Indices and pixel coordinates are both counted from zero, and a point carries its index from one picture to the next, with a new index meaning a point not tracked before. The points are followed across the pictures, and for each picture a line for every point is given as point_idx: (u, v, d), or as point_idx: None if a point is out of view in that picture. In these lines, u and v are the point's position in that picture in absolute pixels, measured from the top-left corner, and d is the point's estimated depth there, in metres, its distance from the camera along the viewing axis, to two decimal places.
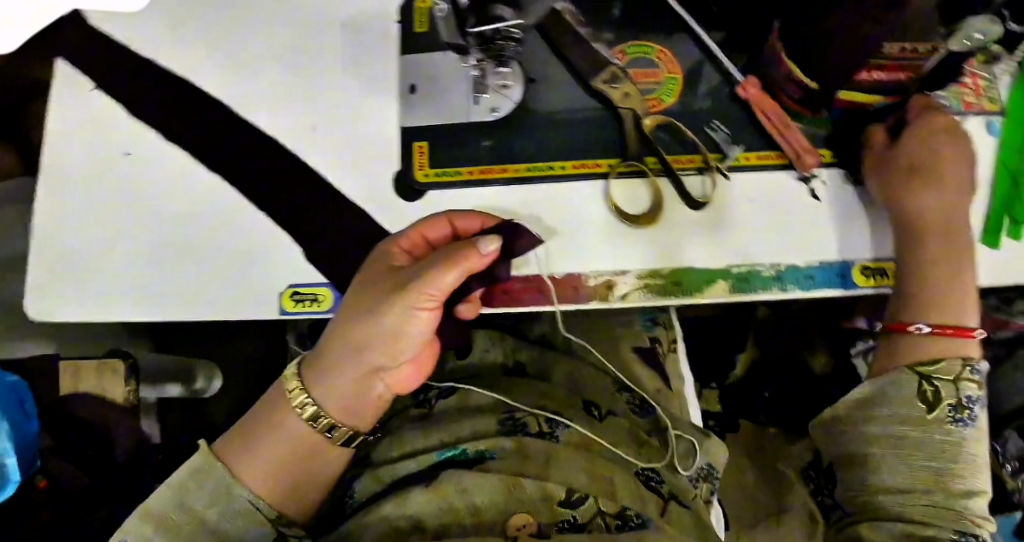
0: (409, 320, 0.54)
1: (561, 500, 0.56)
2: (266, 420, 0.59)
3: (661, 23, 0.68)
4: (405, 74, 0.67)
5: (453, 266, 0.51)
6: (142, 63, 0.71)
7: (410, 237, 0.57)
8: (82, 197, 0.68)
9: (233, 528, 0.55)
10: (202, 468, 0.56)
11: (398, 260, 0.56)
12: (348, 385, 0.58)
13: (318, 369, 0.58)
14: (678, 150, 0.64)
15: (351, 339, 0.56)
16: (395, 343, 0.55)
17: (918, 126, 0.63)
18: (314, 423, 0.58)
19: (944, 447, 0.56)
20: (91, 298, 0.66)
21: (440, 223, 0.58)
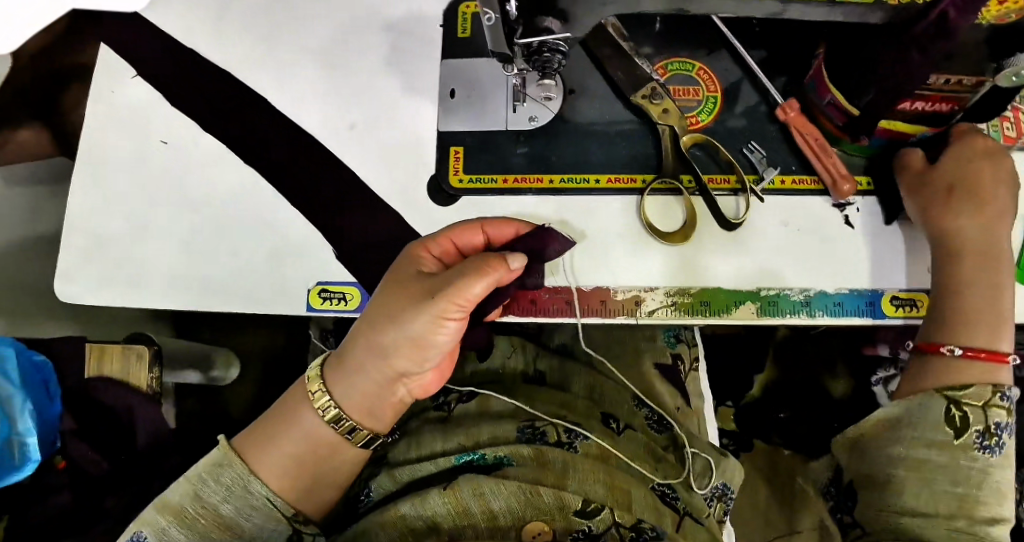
0: (434, 329, 0.53)
1: (577, 510, 0.56)
2: (288, 417, 0.59)
3: (701, 40, 0.68)
4: (445, 79, 0.68)
5: (482, 277, 0.51)
6: (186, 54, 0.72)
7: (441, 243, 0.57)
8: (117, 184, 0.69)
9: (250, 525, 0.55)
10: (220, 462, 0.55)
11: (427, 266, 0.56)
12: (368, 388, 0.57)
13: (341, 369, 0.58)
14: (712, 169, 0.65)
15: (375, 342, 0.55)
16: (418, 352, 0.55)
17: (959, 148, 0.62)
18: (338, 425, 0.58)
19: (971, 473, 0.56)
20: (120, 285, 0.66)
21: (473, 229, 0.58)
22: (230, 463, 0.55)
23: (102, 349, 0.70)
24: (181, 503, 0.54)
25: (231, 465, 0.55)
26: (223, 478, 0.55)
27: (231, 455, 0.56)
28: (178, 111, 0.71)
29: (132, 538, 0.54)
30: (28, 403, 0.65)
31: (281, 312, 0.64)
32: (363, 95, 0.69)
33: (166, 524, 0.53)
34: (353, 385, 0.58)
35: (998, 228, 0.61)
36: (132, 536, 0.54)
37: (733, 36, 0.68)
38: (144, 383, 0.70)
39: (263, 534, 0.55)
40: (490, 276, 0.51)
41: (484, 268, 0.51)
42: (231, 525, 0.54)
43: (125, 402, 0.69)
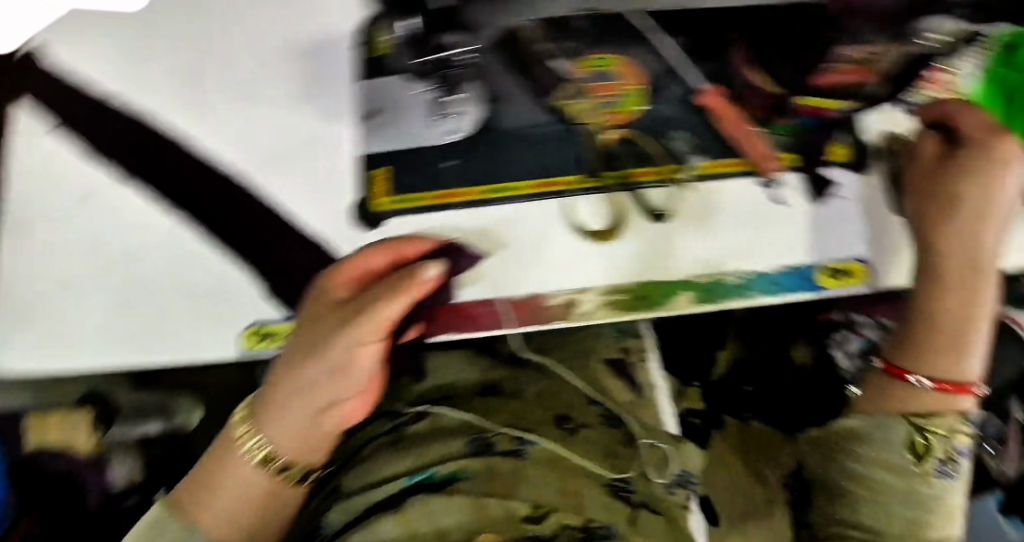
0: (357, 354, 0.54)
1: (526, 516, 0.55)
2: (218, 464, 0.56)
3: (619, 34, 0.67)
4: (361, 100, 0.67)
5: (401, 296, 0.54)
6: (92, 100, 0.70)
7: (350, 270, 0.57)
8: (33, 242, 0.67)
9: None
10: (157, 522, 0.54)
11: (339, 295, 0.57)
12: (299, 423, 0.55)
13: (267, 407, 0.56)
14: (639, 163, 0.64)
15: (299, 375, 0.55)
16: (344, 379, 0.54)
17: (969, 155, 0.60)
18: (269, 465, 0.55)
19: (926, 498, 0.55)
20: (46, 346, 0.65)
21: (379, 252, 0.58)
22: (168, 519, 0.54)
23: None
24: None
25: (169, 520, 0.54)
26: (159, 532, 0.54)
27: (168, 512, 0.55)
28: (88, 160, 0.68)
29: None
30: None
31: (220, 356, 0.64)
32: (282, 126, 0.68)
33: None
34: (283, 422, 0.55)
35: (981, 239, 0.59)
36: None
37: (649, 27, 0.67)
38: None
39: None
40: (408, 294, 0.54)
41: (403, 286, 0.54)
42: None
43: None
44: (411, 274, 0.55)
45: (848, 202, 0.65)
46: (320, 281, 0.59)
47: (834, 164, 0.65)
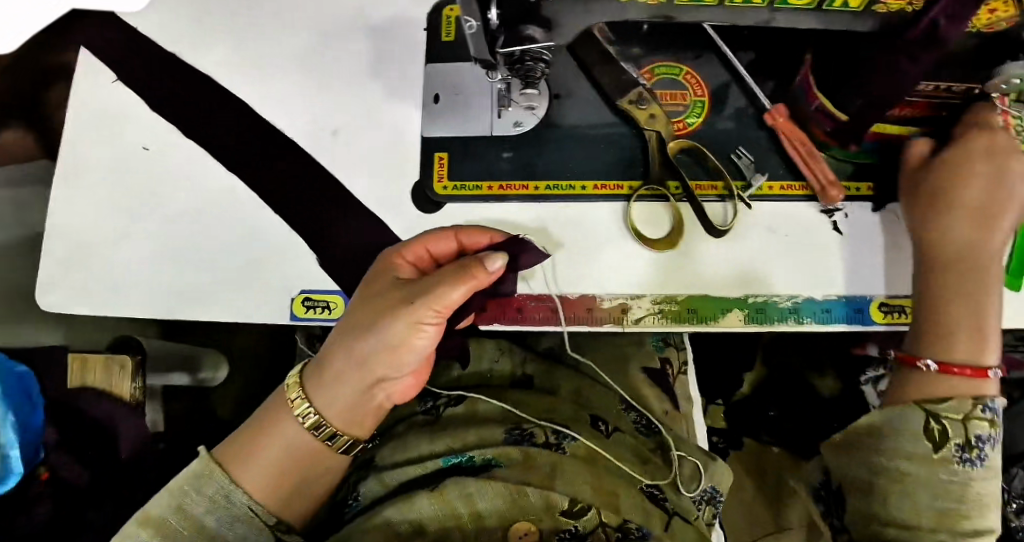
0: (411, 334, 0.53)
1: (564, 510, 0.57)
2: (269, 425, 0.58)
3: (688, 44, 0.67)
4: (429, 83, 0.67)
5: (462, 282, 0.52)
6: (165, 57, 0.71)
7: (414, 249, 0.57)
8: (98, 191, 0.68)
9: (233, 536, 0.54)
10: (201, 473, 0.55)
11: (402, 272, 0.57)
12: (347, 396, 0.57)
13: (319, 377, 0.57)
14: (701, 175, 0.64)
15: (354, 349, 0.55)
16: (396, 358, 0.55)
17: (950, 154, 0.60)
18: (317, 432, 0.58)
19: (951, 488, 0.53)
20: (101, 292, 0.66)
21: (445, 237, 0.58)
22: (212, 473, 0.55)
23: (84, 360, 0.70)
24: (162, 516, 0.53)
25: (213, 476, 0.55)
26: (206, 489, 0.54)
27: (212, 465, 0.55)
28: (159, 117, 0.69)
29: None
30: (10, 415, 0.64)
31: (266, 321, 0.64)
32: (345, 101, 0.68)
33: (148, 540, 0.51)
34: (335, 396, 0.57)
35: (987, 239, 0.58)
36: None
37: (720, 40, 0.67)
38: (126, 394, 0.71)
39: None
40: (468, 281, 0.52)
41: (462, 273, 0.52)
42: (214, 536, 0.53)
43: (108, 413, 0.70)
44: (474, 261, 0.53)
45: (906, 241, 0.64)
46: (383, 256, 0.59)
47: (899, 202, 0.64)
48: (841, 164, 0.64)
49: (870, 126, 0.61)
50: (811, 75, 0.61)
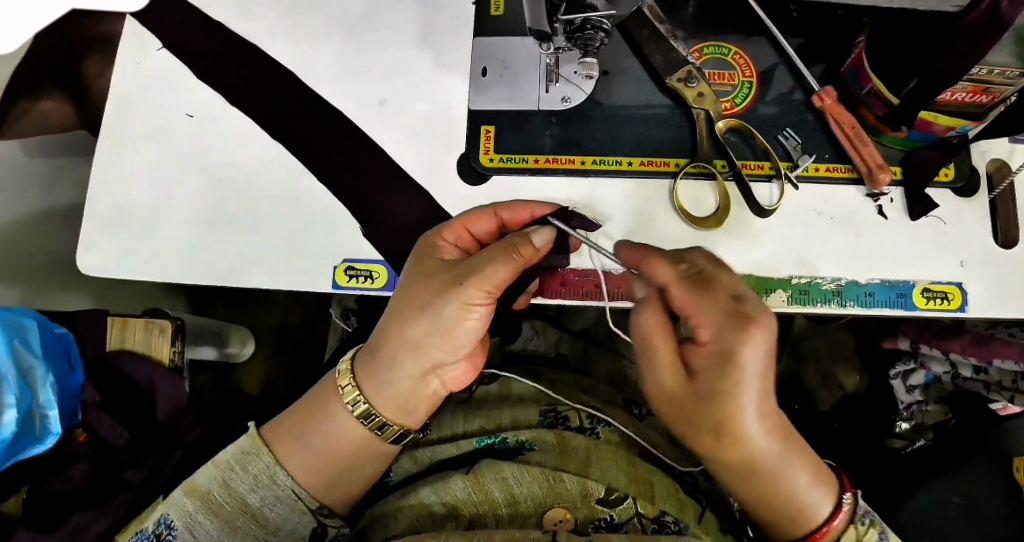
0: (462, 317, 0.54)
1: (600, 498, 0.55)
2: (318, 411, 0.58)
3: (738, 26, 0.68)
4: (478, 56, 0.68)
5: (509, 261, 0.52)
6: (211, 25, 0.71)
7: (455, 229, 0.57)
8: (141, 157, 0.68)
9: (275, 515, 0.55)
10: (249, 451, 0.55)
11: (447, 254, 0.56)
12: (402, 385, 0.56)
13: (369, 363, 0.57)
14: (747, 155, 0.65)
15: (407, 336, 0.55)
16: (450, 342, 0.55)
17: None
18: (366, 421, 0.57)
19: None
20: (139, 258, 0.66)
21: (486, 216, 0.58)
22: (258, 452, 0.55)
23: (124, 322, 0.68)
24: (208, 489, 0.54)
25: (259, 454, 0.55)
26: (252, 467, 0.55)
27: (259, 444, 0.56)
28: (204, 85, 0.69)
29: (159, 520, 0.54)
30: (49, 375, 0.64)
31: (307, 289, 0.64)
32: (394, 72, 0.69)
33: (193, 509, 0.54)
34: (387, 384, 0.56)
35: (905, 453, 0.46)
36: (159, 518, 0.54)
37: (771, 21, 0.67)
38: (165, 356, 0.68)
39: (288, 524, 0.55)
40: (516, 260, 0.52)
41: (509, 251, 0.52)
42: (257, 514, 0.54)
43: (146, 375, 0.67)
44: (520, 241, 0.53)
45: (951, 226, 0.64)
46: (423, 238, 0.58)
47: (938, 185, 0.65)
48: (888, 149, 0.65)
49: (921, 111, 0.57)
50: (864, 56, 0.60)
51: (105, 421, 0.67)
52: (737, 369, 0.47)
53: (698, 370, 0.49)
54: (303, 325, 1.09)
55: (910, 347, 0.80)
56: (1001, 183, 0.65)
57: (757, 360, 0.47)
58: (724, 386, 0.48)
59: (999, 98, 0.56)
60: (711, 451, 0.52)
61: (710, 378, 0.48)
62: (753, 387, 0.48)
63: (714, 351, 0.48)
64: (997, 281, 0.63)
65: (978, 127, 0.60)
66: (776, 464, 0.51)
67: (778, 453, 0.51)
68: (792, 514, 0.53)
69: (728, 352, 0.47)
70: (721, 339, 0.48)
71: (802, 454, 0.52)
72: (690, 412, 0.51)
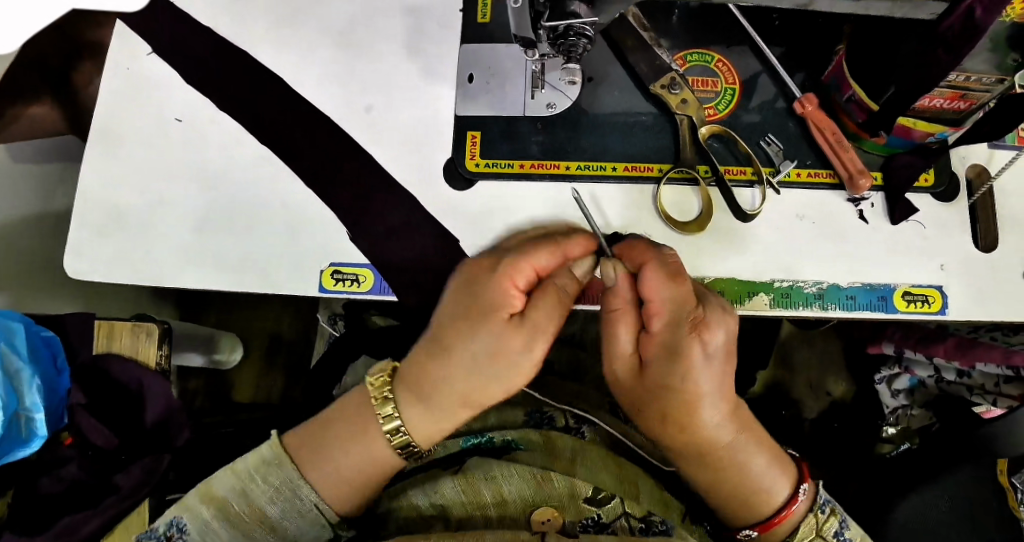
0: (519, 367, 0.53)
1: (587, 498, 0.55)
2: (347, 427, 0.57)
3: (722, 33, 0.69)
4: (464, 62, 0.69)
5: (564, 309, 0.52)
6: (200, 31, 0.72)
7: (525, 273, 0.52)
8: (131, 159, 0.68)
9: (294, 528, 0.56)
10: (271, 461, 0.55)
11: (512, 301, 0.52)
12: (446, 426, 0.57)
13: (415, 399, 0.55)
14: (729, 161, 0.65)
15: (454, 385, 0.54)
16: (495, 389, 0.54)
17: None
18: (392, 437, 0.56)
19: None
20: (127, 260, 0.66)
21: (550, 253, 0.53)
22: (281, 464, 0.56)
23: (110, 328, 0.68)
24: (226, 497, 0.55)
25: (281, 466, 0.55)
26: (272, 478, 0.55)
27: (282, 455, 0.56)
28: (193, 90, 0.70)
29: (172, 521, 0.55)
30: (36, 378, 0.64)
31: (294, 292, 0.64)
32: (382, 78, 0.70)
33: (210, 515, 0.55)
34: (426, 412, 0.56)
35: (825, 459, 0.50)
36: (171, 521, 0.55)
37: (753, 29, 0.68)
38: (152, 360, 0.68)
39: (306, 536, 0.56)
40: (567, 304, 0.52)
41: (560, 296, 0.52)
42: (276, 526, 0.55)
43: (134, 377, 0.67)
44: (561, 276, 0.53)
45: (932, 230, 0.65)
46: (475, 269, 0.54)
47: (919, 191, 0.65)
48: (869, 154, 0.65)
49: (900, 117, 0.59)
50: (845, 63, 0.62)
51: (96, 427, 0.66)
52: (685, 364, 0.49)
53: (652, 361, 0.51)
54: (294, 329, 1.10)
55: (895, 352, 0.81)
56: (980, 188, 0.66)
57: (706, 362, 0.50)
58: (675, 381, 0.50)
59: (978, 104, 0.57)
60: (674, 440, 0.54)
61: (662, 372, 0.50)
62: (707, 374, 0.50)
63: (665, 345, 0.50)
64: (977, 285, 0.63)
65: (957, 132, 0.62)
66: (731, 450, 0.54)
67: (733, 439, 0.53)
68: (750, 496, 0.55)
69: (677, 348, 0.50)
70: (671, 333, 0.50)
71: (756, 440, 0.54)
72: (652, 398, 0.52)
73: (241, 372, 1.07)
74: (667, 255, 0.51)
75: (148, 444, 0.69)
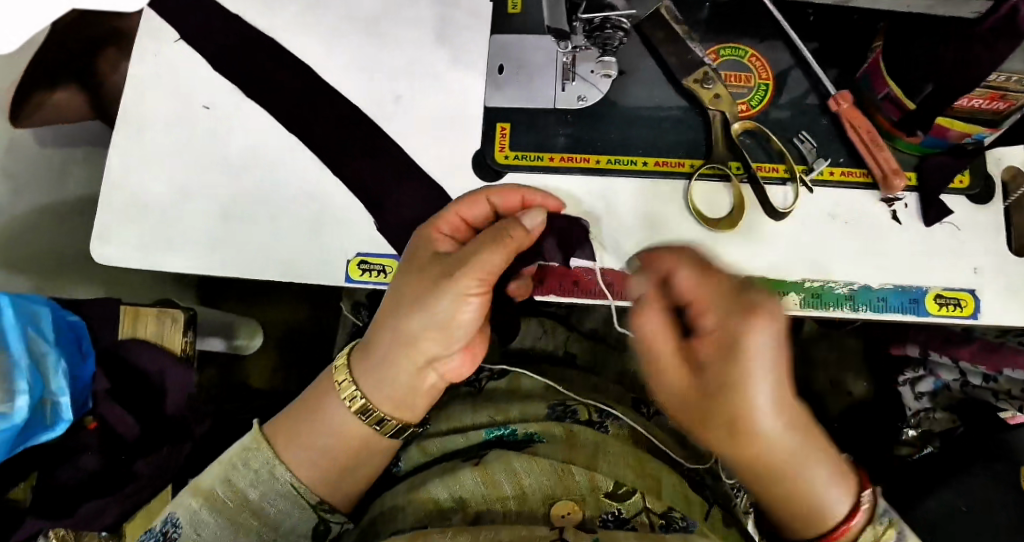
0: (458, 307, 0.53)
1: (607, 492, 0.55)
2: (320, 408, 0.58)
3: (755, 28, 0.68)
4: (493, 53, 0.68)
5: (499, 245, 0.51)
6: (228, 18, 0.72)
7: (450, 220, 0.57)
8: (158, 146, 0.68)
9: (276, 511, 0.54)
10: (251, 447, 0.55)
11: (441, 245, 0.56)
12: (397, 381, 0.56)
13: (365, 357, 0.57)
14: (762, 158, 0.65)
15: (401, 332, 0.54)
16: (445, 331, 0.54)
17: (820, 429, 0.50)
18: (350, 403, 0.57)
19: None
20: (152, 247, 0.66)
21: (478, 201, 0.57)
22: (260, 447, 0.55)
23: (136, 312, 0.69)
24: (211, 487, 0.54)
25: (260, 449, 0.55)
26: (253, 463, 0.55)
27: (261, 439, 0.56)
28: (219, 77, 0.70)
29: (165, 520, 0.53)
30: (61, 362, 0.64)
31: (320, 282, 0.64)
32: (410, 67, 0.69)
33: (197, 506, 0.53)
34: (384, 380, 0.56)
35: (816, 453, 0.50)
36: (166, 517, 0.53)
37: (787, 24, 0.67)
38: (177, 346, 0.69)
39: (291, 523, 0.55)
40: (508, 245, 0.51)
41: (501, 236, 0.52)
42: (259, 511, 0.54)
43: (155, 364, 0.68)
44: (510, 224, 0.52)
45: (966, 232, 0.64)
46: (419, 231, 0.58)
47: (953, 192, 0.64)
48: (904, 154, 0.64)
49: (938, 117, 0.58)
50: (882, 61, 0.61)
51: (113, 407, 0.67)
52: (745, 359, 0.46)
53: (707, 363, 0.48)
54: (310, 317, 1.10)
55: (919, 354, 0.80)
56: (1017, 191, 0.64)
57: (763, 347, 0.46)
58: (737, 373, 0.46)
59: (1017, 106, 0.55)
60: (733, 449, 0.49)
61: (720, 370, 0.47)
62: (770, 378, 0.46)
63: (726, 334, 0.47)
64: (1011, 288, 0.62)
65: (994, 135, 0.60)
66: (790, 456, 0.50)
67: (793, 446, 0.49)
68: (810, 511, 0.51)
69: (733, 340, 0.46)
70: (726, 320, 0.47)
71: (816, 448, 0.50)
72: (705, 414, 0.49)
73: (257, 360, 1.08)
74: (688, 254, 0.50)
75: (166, 434, 0.70)
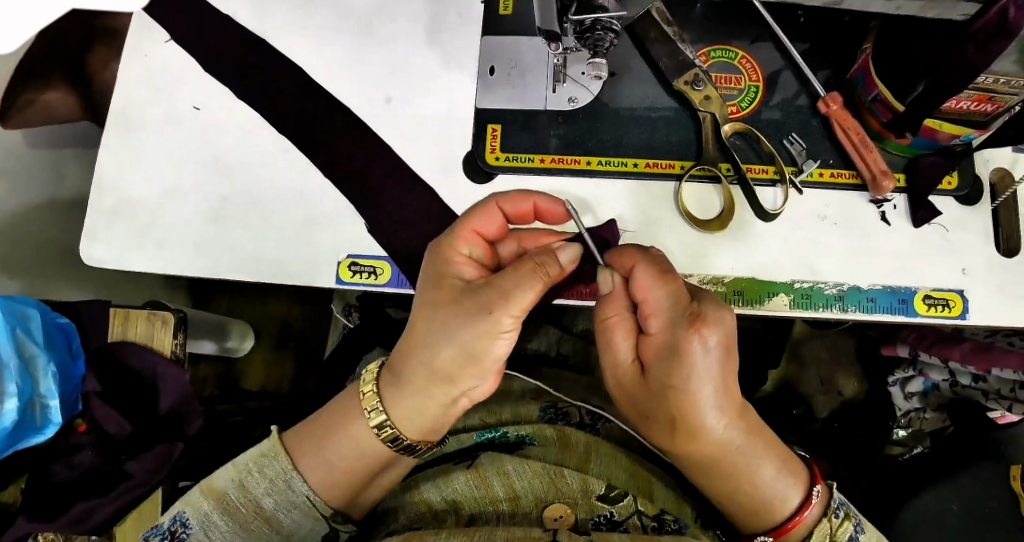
0: (491, 344, 0.50)
1: (600, 495, 0.55)
2: (339, 424, 0.57)
3: (745, 30, 0.68)
4: (484, 55, 0.68)
5: (536, 283, 0.49)
6: (218, 18, 0.71)
7: (468, 238, 0.54)
8: (149, 147, 0.68)
9: (290, 521, 0.54)
10: (268, 454, 0.55)
11: (465, 272, 0.53)
12: (431, 411, 0.55)
13: (395, 387, 0.55)
14: (752, 159, 0.65)
15: (438, 369, 0.52)
16: (480, 367, 0.52)
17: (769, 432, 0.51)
18: (379, 431, 0.56)
19: None
20: (142, 248, 0.66)
21: (491, 212, 0.54)
22: (277, 456, 0.55)
23: (126, 315, 0.69)
24: (224, 490, 0.54)
25: (277, 458, 0.55)
26: (267, 471, 0.54)
27: (278, 447, 0.55)
28: (210, 78, 0.69)
29: (176, 517, 0.54)
30: (51, 365, 0.64)
31: (310, 283, 0.64)
32: (403, 68, 0.69)
33: (208, 510, 0.53)
34: (416, 410, 0.55)
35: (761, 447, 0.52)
36: (175, 515, 0.54)
37: (777, 25, 0.67)
38: (168, 349, 0.69)
39: (300, 530, 0.55)
40: (544, 280, 0.49)
41: (537, 267, 0.49)
42: (271, 518, 0.54)
43: (150, 366, 0.67)
44: (544, 257, 0.50)
45: (954, 232, 0.64)
46: (435, 252, 0.54)
47: (942, 193, 0.65)
48: (892, 155, 0.65)
49: (926, 119, 0.58)
50: (871, 63, 0.61)
51: (107, 412, 0.66)
52: (683, 364, 0.47)
53: (652, 363, 0.50)
54: (304, 318, 1.10)
55: (909, 354, 0.79)
56: (1002, 194, 0.65)
57: (703, 354, 0.47)
58: (674, 379, 0.48)
59: (1005, 107, 0.56)
60: (675, 446, 0.52)
61: (660, 370, 0.49)
62: (707, 380, 0.48)
63: (665, 341, 0.49)
64: (998, 288, 0.63)
65: (983, 134, 0.61)
66: (738, 455, 0.51)
67: (741, 444, 0.51)
68: (760, 506, 0.52)
69: (673, 347, 0.48)
70: (669, 331, 0.48)
71: (766, 446, 0.52)
72: (652, 403, 0.51)
73: (251, 362, 1.07)
74: (655, 256, 0.51)
75: (159, 433, 0.69)
